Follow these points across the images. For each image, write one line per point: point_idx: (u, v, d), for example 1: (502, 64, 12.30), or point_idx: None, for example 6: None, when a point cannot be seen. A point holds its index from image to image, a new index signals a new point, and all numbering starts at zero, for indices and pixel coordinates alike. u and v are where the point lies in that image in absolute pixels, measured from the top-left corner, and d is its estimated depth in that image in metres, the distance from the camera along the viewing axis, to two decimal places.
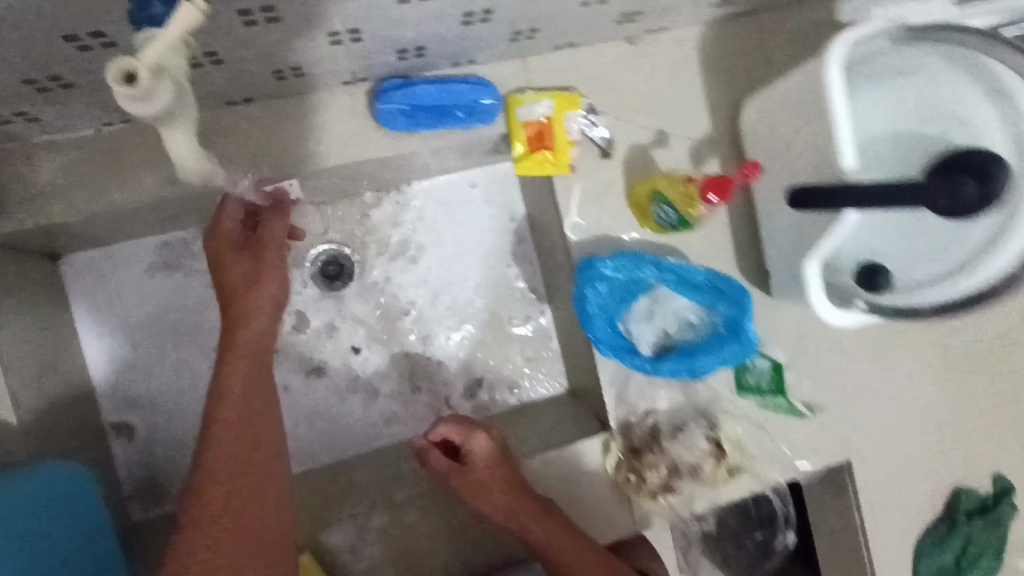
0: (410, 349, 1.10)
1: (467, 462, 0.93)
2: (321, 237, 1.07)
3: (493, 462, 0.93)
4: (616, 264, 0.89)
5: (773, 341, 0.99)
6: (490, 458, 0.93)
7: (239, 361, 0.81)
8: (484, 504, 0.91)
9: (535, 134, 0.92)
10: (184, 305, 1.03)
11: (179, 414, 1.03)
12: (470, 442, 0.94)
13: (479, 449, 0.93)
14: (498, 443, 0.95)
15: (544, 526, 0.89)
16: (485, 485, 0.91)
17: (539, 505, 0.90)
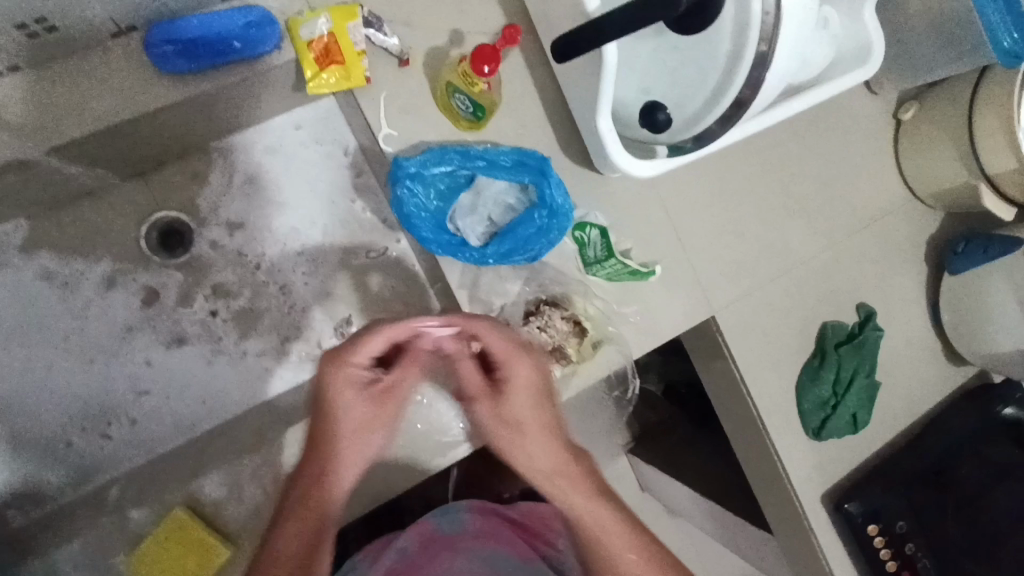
0: (271, 301, 1.10)
1: (513, 397, 0.89)
2: (154, 208, 1.06)
3: (542, 402, 0.89)
4: (422, 162, 0.91)
5: (600, 210, 1.01)
6: (536, 396, 0.89)
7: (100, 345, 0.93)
8: (523, 446, 0.88)
9: (321, 52, 0.92)
10: (23, 299, 1.01)
11: (43, 408, 1.00)
12: (510, 366, 0.89)
13: (528, 384, 0.89)
14: (540, 374, 0.90)
15: (570, 479, 0.87)
16: (525, 424, 0.88)
17: (565, 452, 0.89)
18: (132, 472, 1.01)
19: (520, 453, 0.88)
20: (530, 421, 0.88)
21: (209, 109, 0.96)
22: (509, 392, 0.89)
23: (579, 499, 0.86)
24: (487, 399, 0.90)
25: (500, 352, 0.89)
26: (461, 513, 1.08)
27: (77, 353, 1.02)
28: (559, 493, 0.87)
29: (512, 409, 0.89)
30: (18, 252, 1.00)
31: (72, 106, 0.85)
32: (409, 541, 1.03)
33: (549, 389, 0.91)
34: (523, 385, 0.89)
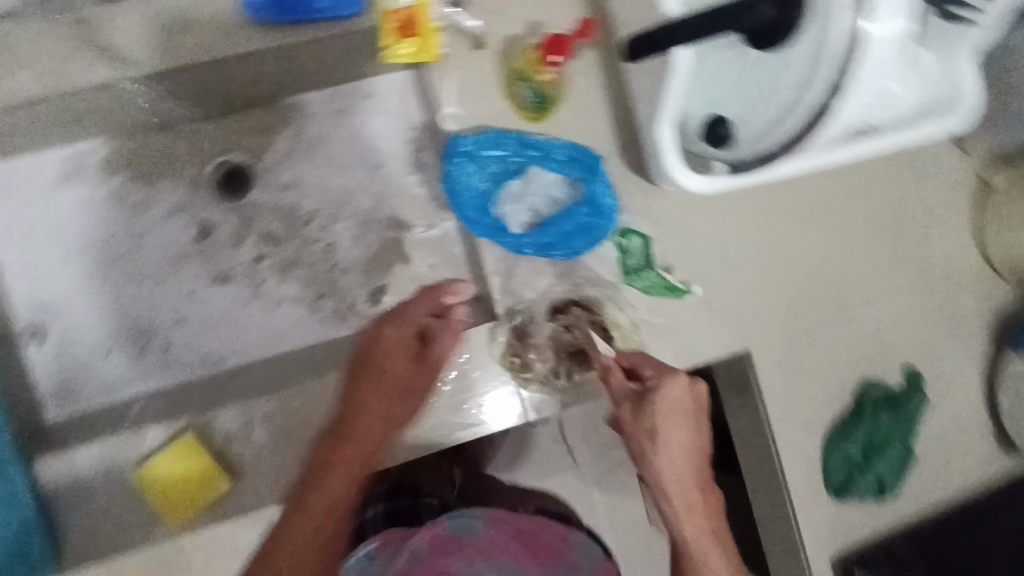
0: (314, 257, 1.13)
1: (658, 408, 0.95)
2: (223, 150, 1.11)
3: (681, 416, 0.97)
4: (479, 142, 0.95)
5: (646, 219, 0.99)
6: (676, 409, 0.96)
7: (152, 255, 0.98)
8: (658, 462, 0.99)
9: (403, 22, 0.94)
10: (93, 213, 1.07)
11: (93, 318, 1.07)
12: (666, 385, 0.95)
13: (673, 400, 0.95)
14: (688, 393, 0.96)
15: (694, 510, 0.99)
16: (663, 434, 0.97)
17: (696, 482, 1.00)
18: (159, 393, 1.06)
19: (658, 462, 0.99)
20: (664, 435, 0.98)
21: (288, 63, 1.01)
22: (655, 402, 0.95)
23: (690, 507, 0.99)
24: (631, 407, 0.96)
25: (653, 368, 0.96)
26: (474, 520, 1.12)
27: (131, 273, 1.08)
28: (677, 515, 0.99)
29: (653, 415, 0.95)
30: (96, 170, 1.07)
31: (166, 41, 0.91)
32: (421, 541, 1.10)
33: (692, 406, 0.97)
34: (667, 400, 0.95)
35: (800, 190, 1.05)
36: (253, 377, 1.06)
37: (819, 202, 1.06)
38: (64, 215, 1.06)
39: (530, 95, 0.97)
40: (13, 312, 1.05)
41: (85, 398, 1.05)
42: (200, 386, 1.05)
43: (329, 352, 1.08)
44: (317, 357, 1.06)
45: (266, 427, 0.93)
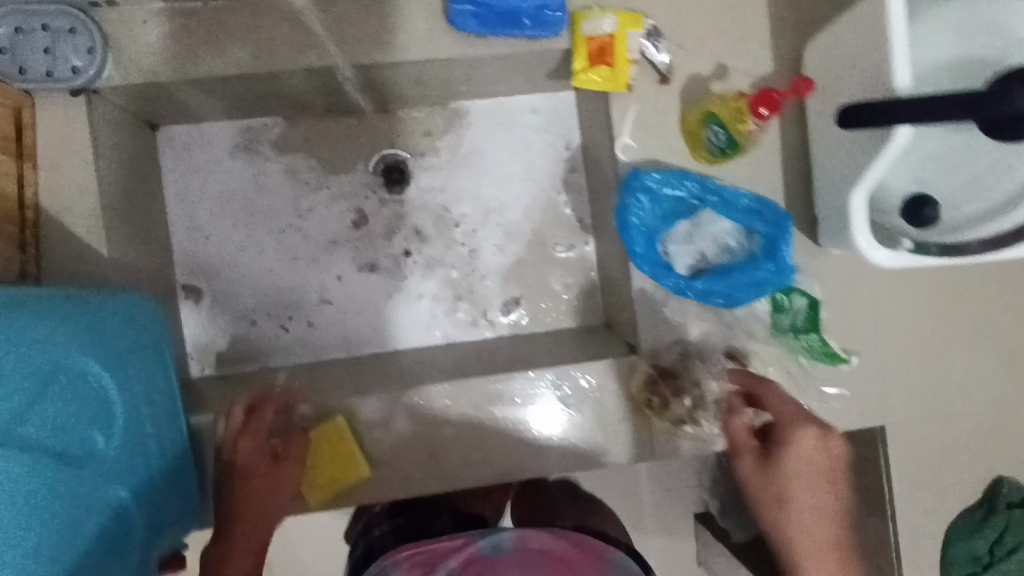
0: (458, 259, 1.16)
1: (788, 462, 0.92)
2: (389, 144, 1.14)
3: (814, 473, 0.93)
4: (663, 178, 0.91)
5: (811, 280, 0.98)
6: (809, 468, 0.92)
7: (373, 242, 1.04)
8: (788, 510, 0.93)
9: (597, 50, 0.95)
10: (261, 186, 1.11)
11: (246, 285, 1.11)
12: (793, 435, 0.92)
13: (801, 453, 0.92)
14: (820, 448, 0.92)
15: (817, 561, 0.93)
16: (792, 491, 0.93)
17: (834, 535, 0.94)
18: (297, 368, 1.10)
19: (782, 512, 0.93)
20: (792, 489, 0.93)
21: (474, 71, 1.03)
22: (784, 455, 0.92)
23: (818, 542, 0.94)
24: (753, 457, 0.95)
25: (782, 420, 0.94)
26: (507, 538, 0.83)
27: (286, 248, 1.12)
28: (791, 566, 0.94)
29: (778, 473, 0.93)
30: (272, 145, 1.11)
31: (373, 36, 0.94)
32: (451, 561, 0.82)
33: (826, 465, 0.93)
34: (799, 454, 0.92)
35: (972, 276, 1.01)
36: (388, 366, 1.09)
37: (989, 290, 1.02)
38: (234, 184, 1.10)
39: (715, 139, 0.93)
40: (175, 269, 1.10)
41: (229, 361, 1.10)
42: (336, 368, 1.09)
43: (463, 355, 1.11)
44: (453, 358, 1.10)
45: (407, 419, 0.97)
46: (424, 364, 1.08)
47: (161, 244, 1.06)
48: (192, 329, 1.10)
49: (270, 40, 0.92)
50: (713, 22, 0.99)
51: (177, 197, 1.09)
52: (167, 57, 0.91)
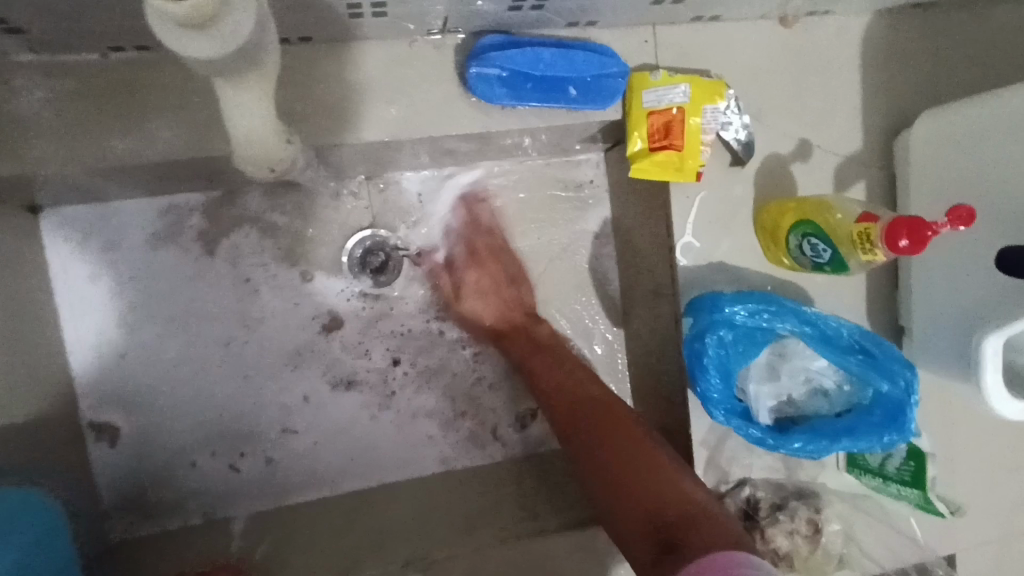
0: (459, 365, 0.92)
1: (466, 313, 0.90)
2: (368, 222, 0.88)
3: (493, 299, 0.89)
4: (749, 308, 0.70)
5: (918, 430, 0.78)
6: (474, 223, 0.90)
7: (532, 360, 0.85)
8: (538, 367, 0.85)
9: (660, 128, 0.72)
10: (199, 283, 0.85)
11: (182, 413, 0.85)
12: (447, 319, 0.90)
13: (467, 319, 0.90)
14: (461, 222, 0.90)
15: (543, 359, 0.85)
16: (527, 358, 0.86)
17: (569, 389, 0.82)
18: (256, 518, 0.86)
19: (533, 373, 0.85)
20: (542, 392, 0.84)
21: (485, 143, 0.79)
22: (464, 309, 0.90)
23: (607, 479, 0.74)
24: (491, 317, 0.89)
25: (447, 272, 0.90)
26: None
27: (235, 363, 0.86)
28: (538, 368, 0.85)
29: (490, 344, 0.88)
30: (210, 230, 0.85)
31: (356, 106, 0.69)
32: None
33: (499, 276, 0.89)
34: (420, 242, 0.90)
35: None
36: (374, 513, 0.85)
37: None
38: (158, 281, 0.84)
39: (811, 254, 0.72)
40: (81, 400, 0.83)
41: (163, 513, 0.85)
42: (308, 519, 0.85)
43: (469, 492, 0.88)
44: (456, 498, 0.87)
45: None
46: (422, 511, 0.85)
47: (58, 371, 0.78)
48: (110, 475, 0.84)
49: (204, 110, 0.66)
50: (799, 87, 0.78)
51: (76, 304, 0.82)
52: (53, 136, 0.64)
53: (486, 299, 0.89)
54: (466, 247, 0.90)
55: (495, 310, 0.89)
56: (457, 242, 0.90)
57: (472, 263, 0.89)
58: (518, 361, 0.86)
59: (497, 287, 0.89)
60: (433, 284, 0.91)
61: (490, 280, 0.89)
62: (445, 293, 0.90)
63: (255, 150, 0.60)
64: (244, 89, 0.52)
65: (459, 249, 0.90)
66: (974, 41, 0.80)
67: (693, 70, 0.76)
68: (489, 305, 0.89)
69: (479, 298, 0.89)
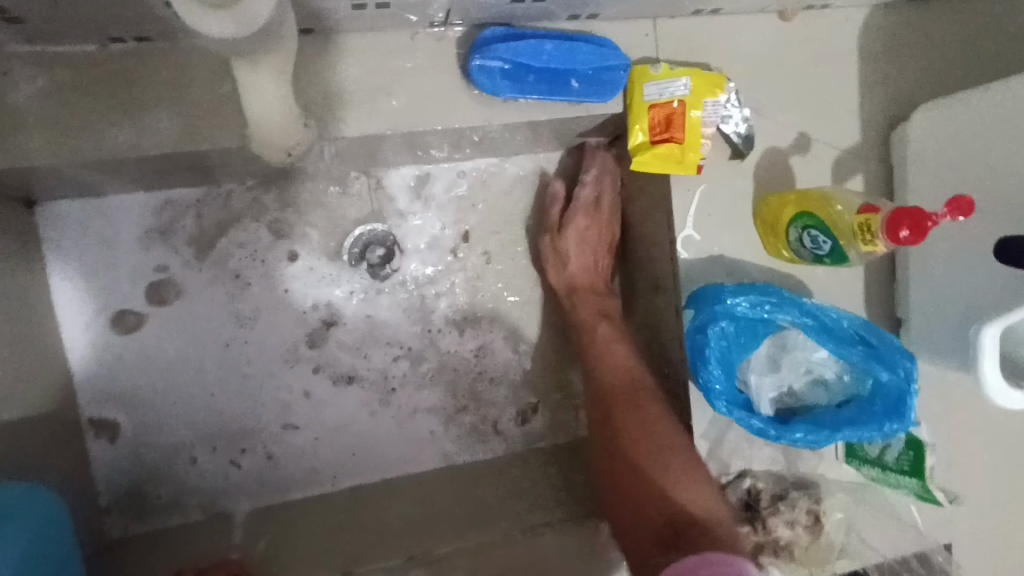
0: (459, 360, 0.92)
1: (568, 233, 0.87)
2: (368, 217, 0.88)
3: (597, 240, 0.89)
4: (751, 301, 0.71)
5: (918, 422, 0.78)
6: (599, 175, 0.88)
7: (602, 331, 0.86)
8: (612, 348, 0.84)
9: (661, 121, 0.73)
10: (197, 277, 0.84)
11: (181, 409, 0.85)
12: (569, 237, 0.88)
13: (564, 251, 0.88)
14: (599, 171, 0.88)
15: (614, 330, 0.86)
16: (597, 323, 0.86)
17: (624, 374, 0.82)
18: (256, 514, 0.85)
19: (611, 351, 0.84)
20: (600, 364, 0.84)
21: (486, 137, 0.79)
22: (564, 241, 0.87)
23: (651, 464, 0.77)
24: (592, 292, 0.89)
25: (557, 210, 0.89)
26: None
27: (235, 359, 0.86)
28: (601, 339, 0.85)
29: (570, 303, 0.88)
30: (208, 225, 0.84)
31: (359, 99, 0.69)
32: None
33: (605, 241, 0.90)
34: (596, 159, 0.88)
35: None
36: (373, 508, 0.85)
37: None
38: (156, 277, 0.84)
39: (812, 246, 0.72)
40: (79, 397, 0.82)
41: (162, 510, 0.84)
42: (309, 514, 0.84)
43: (470, 486, 0.88)
44: (457, 492, 0.87)
45: None
46: (424, 506, 0.84)
47: (55, 368, 0.78)
48: (108, 472, 0.83)
49: (205, 102, 0.66)
50: (798, 80, 0.78)
51: (73, 300, 0.82)
52: (51, 129, 0.63)
53: (584, 246, 0.88)
54: (566, 210, 0.89)
55: (586, 250, 0.89)
56: (581, 212, 0.88)
57: (586, 216, 0.88)
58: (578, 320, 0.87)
59: (601, 245, 0.90)
60: (544, 215, 0.89)
61: (603, 241, 0.90)
62: (551, 226, 0.88)
63: (271, 134, 0.64)
64: (258, 70, 0.55)
65: (586, 194, 0.88)
66: (968, 36, 0.81)
67: (693, 64, 0.76)
68: (582, 254, 0.89)
69: (579, 244, 0.88)
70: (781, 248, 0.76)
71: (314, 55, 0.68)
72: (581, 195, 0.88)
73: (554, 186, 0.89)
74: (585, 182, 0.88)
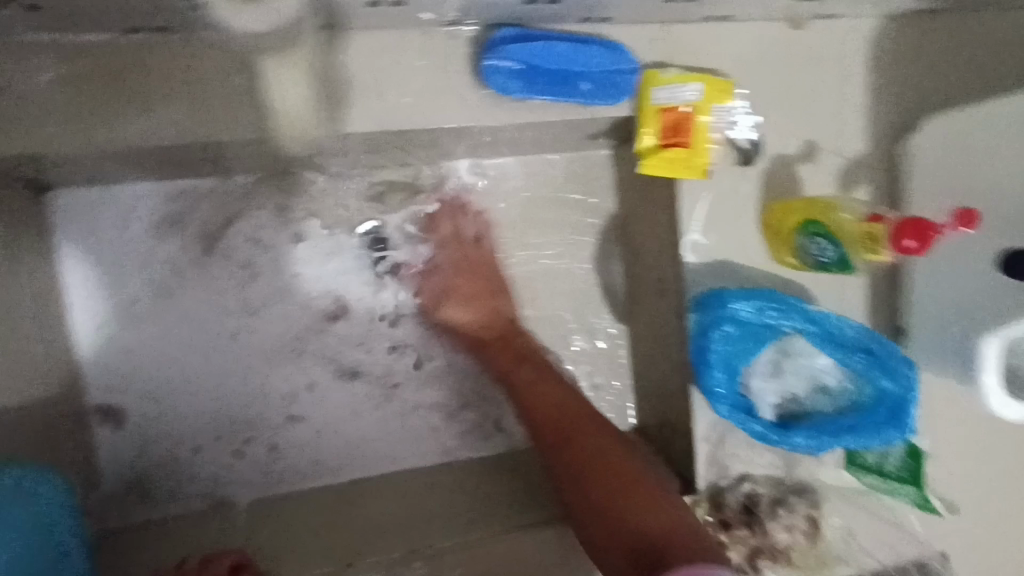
0: (464, 357, 0.92)
1: (447, 305, 0.88)
2: (376, 213, 0.89)
3: (472, 271, 0.89)
4: (756, 306, 0.71)
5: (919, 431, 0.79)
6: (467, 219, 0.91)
7: (522, 376, 0.84)
8: (529, 381, 0.83)
9: (670, 125, 0.73)
10: (205, 268, 0.85)
11: (186, 397, 0.86)
12: (450, 308, 0.88)
13: (450, 320, 0.89)
14: (461, 202, 0.91)
15: (536, 368, 0.84)
16: (511, 374, 0.84)
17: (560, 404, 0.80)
18: (258, 505, 0.86)
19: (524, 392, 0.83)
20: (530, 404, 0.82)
21: (495, 136, 0.80)
22: (438, 316, 0.89)
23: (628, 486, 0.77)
24: (498, 340, 0.87)
25: (439, 284, 0.89)
26: None
27: (240, 350, 0.87)
28: (520, 382, 0.84)
29: (484, 354, 0.87)
30: (217, 216, 0.85)
31: (369, 94, 0.70)
32: None
33: (478, 265, 0.89)
34: (471, 206, 0.91)
35: None
36: (375, 502, 0.85)
37: None
38: (164, 266, 0.84)
39: (817, 253, 0.73)
40: (86, 384, 0.83)
41: (165, 498, 0.85)
42: (310, 505, 0.85)
43: (471, 482, 0.88)
44: (458, 488, 0.87)
45: None
46: (425, 501, 0.85)
47: (64, 354, 0.78)
48: (112, 459, 0.84)
49: (220, 96, 0.66)
50: (806, 88, 0.79)
51: (84, 287, 0.82)
52: (67, 117, 0.64)
53: (467, 306, 0.88)
54: (443, 277, 0.89)
55: (480, 306, 0.88)
56: (437, 276, 0.89)
57: (471, 266, 0.89)
58: (495, 372, 0.86)
59: (485, 294, 0.88)
60: (431, 277, 0.89)
61: (481, 288, 0.88)
62: (436, 295, 0.89)
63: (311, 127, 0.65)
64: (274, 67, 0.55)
65: (466, 237, 0.90)
66: (978, 49, 0.82)
67: (704, 69, 0.77)
68: (469, 314, 0.88)
69: (462, 304, 0.88)
70: (786, 254, 0.76)
71: (329, 52, 0.69)
72: (467, 236, 0.90)
73: (416, 254, 0.91)
74: (461, 239, 0.90)
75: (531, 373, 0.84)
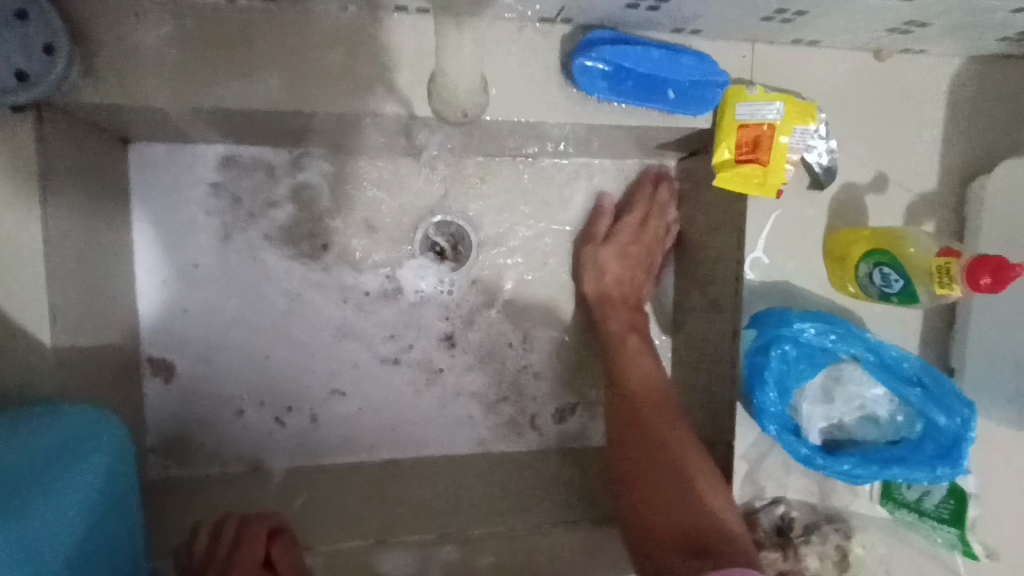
0: (509, 350, 0.93)
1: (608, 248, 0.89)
2: (441, 199, 0.90)
3: (619, 249, 0.89)
4: (817, 328, 0.72)
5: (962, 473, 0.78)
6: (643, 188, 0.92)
7: (629, 344, 0.86)
8: (641, 360, 0.85)
9: (749, 141, 0.74)
10: (269, 235, 0.87)
11: (236, 359, 0.87)
12: (609, 267, 0.89)
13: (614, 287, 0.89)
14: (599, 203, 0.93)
15: (638, 344, 0.86)
16: (626, 342, 0.86)
17: (653, 393, 0.83)
18: (292, 474, 0.87)
19: (638, 356, 0.85)
20: (625, 368, 0.85)
21: (571, 136, 0.81)
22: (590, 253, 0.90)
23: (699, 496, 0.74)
24: (625, 311, 0.88)
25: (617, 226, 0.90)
26: None
27: (293, 319, 0.88)
28: (618, 349, 0.86)
29: (603, 312, 0.88)
30: (287, 185, 0.87)
31: (460, 81, 0.71)
32: None
33: (643, 214, 0.90)
34: (640, 191, 0.92)
35: None
36: (407, 483, 0.86)
37: None
38: (230, 227, 0.86)
39: (882, 283, 0.73)
40: (142, 335, 0.84)
41: (204, 456, 0.86)
42: (344, 479, 0.86)
43: (504, 474, 0.89)
44: (491, 480, 0.88)
45: None
46: (458, 488, 0.86)
47: (126, 304, 0.80)
48: (157, 412, 0.85)
49: (320, 67, 0.68)
50: (883, 120, 0.79)
51: (151, 241, 0.84)
52: (172, 73, 0.66)
53: (625, 260, 0.89)
54: (613, 223, 0.91)
55: (631, 266, 0.90)
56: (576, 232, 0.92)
57: (632, 233, 0.90)
58: (613, 334, 0.88)
59: (641, 261, 0.90)
60: (589, 226, 0.92)
61: (639, 256, 0.90)
62: (596, 235, 0.90)
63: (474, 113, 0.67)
64: None
65: (634, 214, 0.90)
66: None
67: (786, 90, 0.77)
68: (623, 268, 0.89)
69: (621, 265, 0.89)
70: (847, 282, 0.77)
71: (425, 35, 0.70)
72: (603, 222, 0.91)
73: (630, 201, 0.92)
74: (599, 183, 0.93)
75: (643, 349, 0.86)
